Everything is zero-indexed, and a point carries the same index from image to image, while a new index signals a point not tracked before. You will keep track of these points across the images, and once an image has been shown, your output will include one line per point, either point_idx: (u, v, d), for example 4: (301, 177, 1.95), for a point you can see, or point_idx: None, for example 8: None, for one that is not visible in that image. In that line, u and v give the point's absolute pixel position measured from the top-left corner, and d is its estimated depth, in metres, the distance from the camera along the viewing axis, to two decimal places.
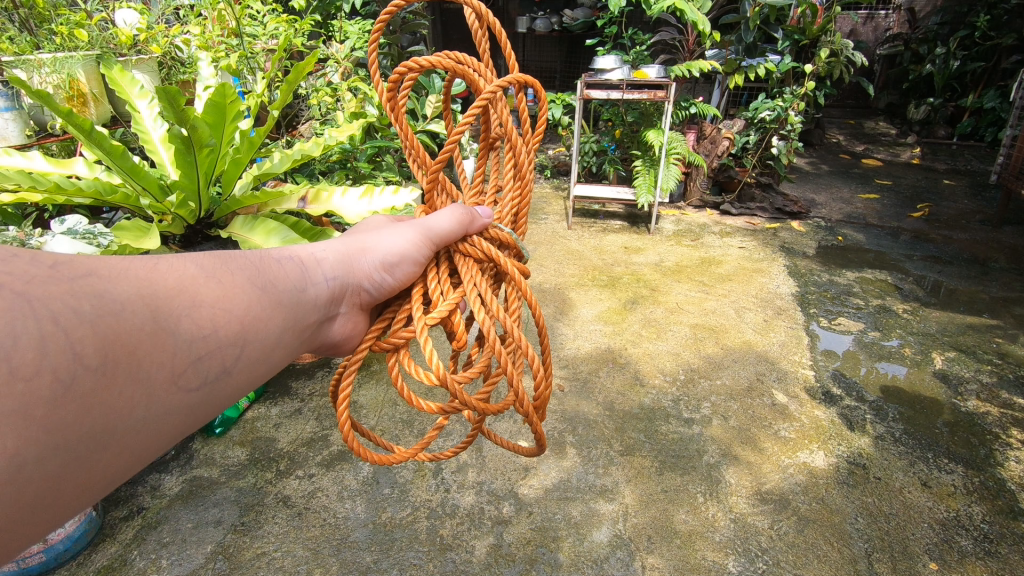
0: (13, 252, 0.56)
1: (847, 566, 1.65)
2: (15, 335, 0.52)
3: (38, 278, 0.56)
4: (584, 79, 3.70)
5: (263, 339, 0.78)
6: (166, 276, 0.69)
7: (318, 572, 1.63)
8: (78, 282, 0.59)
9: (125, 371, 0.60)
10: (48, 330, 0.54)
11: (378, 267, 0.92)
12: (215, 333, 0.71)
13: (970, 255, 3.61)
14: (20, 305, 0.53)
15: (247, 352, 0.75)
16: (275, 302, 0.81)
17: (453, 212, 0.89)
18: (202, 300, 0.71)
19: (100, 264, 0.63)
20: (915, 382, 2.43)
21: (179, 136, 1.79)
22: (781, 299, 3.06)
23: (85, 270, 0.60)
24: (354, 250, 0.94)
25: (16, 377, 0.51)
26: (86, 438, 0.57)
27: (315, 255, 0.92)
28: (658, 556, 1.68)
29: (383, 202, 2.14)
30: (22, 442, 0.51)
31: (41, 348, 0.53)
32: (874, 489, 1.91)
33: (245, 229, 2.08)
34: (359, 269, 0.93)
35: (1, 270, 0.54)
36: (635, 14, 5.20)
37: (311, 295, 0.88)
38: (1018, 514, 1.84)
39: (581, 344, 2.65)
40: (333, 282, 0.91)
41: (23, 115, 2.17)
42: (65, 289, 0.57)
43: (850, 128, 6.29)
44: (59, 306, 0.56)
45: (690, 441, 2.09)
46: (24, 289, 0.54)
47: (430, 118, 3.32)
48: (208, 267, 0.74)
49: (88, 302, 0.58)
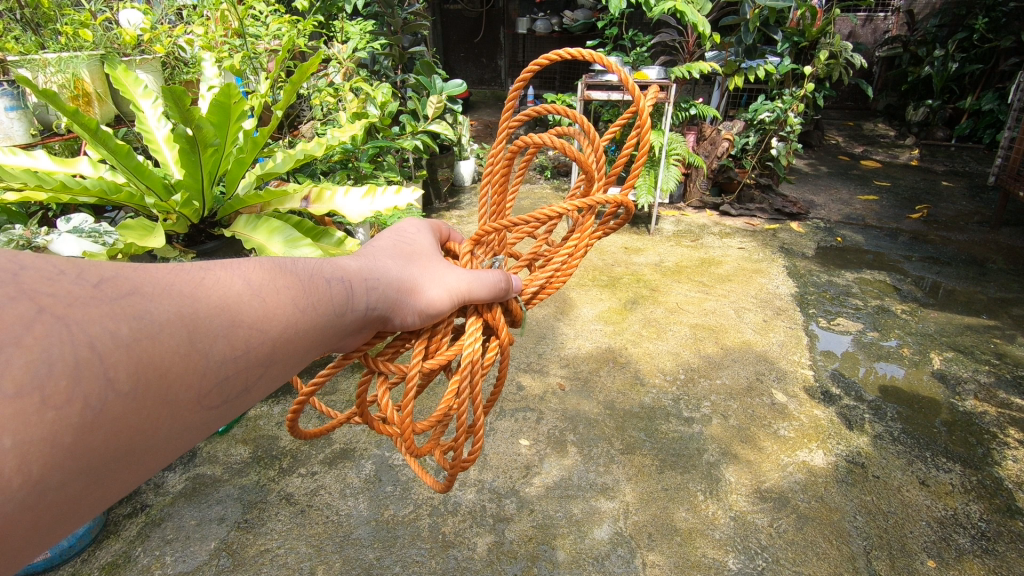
0: (59, 268, 0.53)
1: (846, 563, 1.67)
2: (50, 361, 0.49)
3: (80, 299, 0.53)
4: (585, 80, 3.72)
5: (293, 362, 0.71)
6: (212, 292, 0.64)
7: (321, 569, 1.64)
8: (120, 302, 0.55)
9: (154, 396, 0.56)
10: (83, 355, 0.51)
11: (417, 315, 0.84)
12: (247, 355, 0.65)
13: (968, 256, 3.63)
14: (59, 329, 0.50)
15: (273, 371, 0.69)
16: (312, 326, 0.73)
17: (496, 280, 0.88)
18: (240, 320, 0.65)
19: (144, 279, 0.59)
20: (913, 382, 2.45)
21: (184, 136, 1.81)
22: (781, 299, 3.08)
23: (127, 288, 0.57)
24: (406, 284, 0.84)
25: (46, 405, 0.47)
26: (107, 460, 0.53)
27: (366, 277, 0.81)
28: (658, 553, 1.70)
29: (386, 202, 2.15)
30: (47, 469, 0.47)
31: (75, 375, 0.50)
32: (873, 487, 1.92)
33: (249, 228, 2.09)
34: (400, 307, 0.83)
35: (44, 289, 0.51)
36: (636, 15, 5.22)
37: (345, 323, 0.77)
38: (1016, 512, 1.85)
39: (581, 344, 2.66)
40: (372, 314, 0.80)
41: (28, 114, 2.18)
42: (105, 310, 0.54)
43: (850, 129, 6.31)
44: (97, 330, 0.52)
45: (690, 440, 2.10)
46: (65, 312, 0.51)
47: (431, 119, 3.34)
48: (258, 281, 0.69)
49: (125, 324, 0.55)
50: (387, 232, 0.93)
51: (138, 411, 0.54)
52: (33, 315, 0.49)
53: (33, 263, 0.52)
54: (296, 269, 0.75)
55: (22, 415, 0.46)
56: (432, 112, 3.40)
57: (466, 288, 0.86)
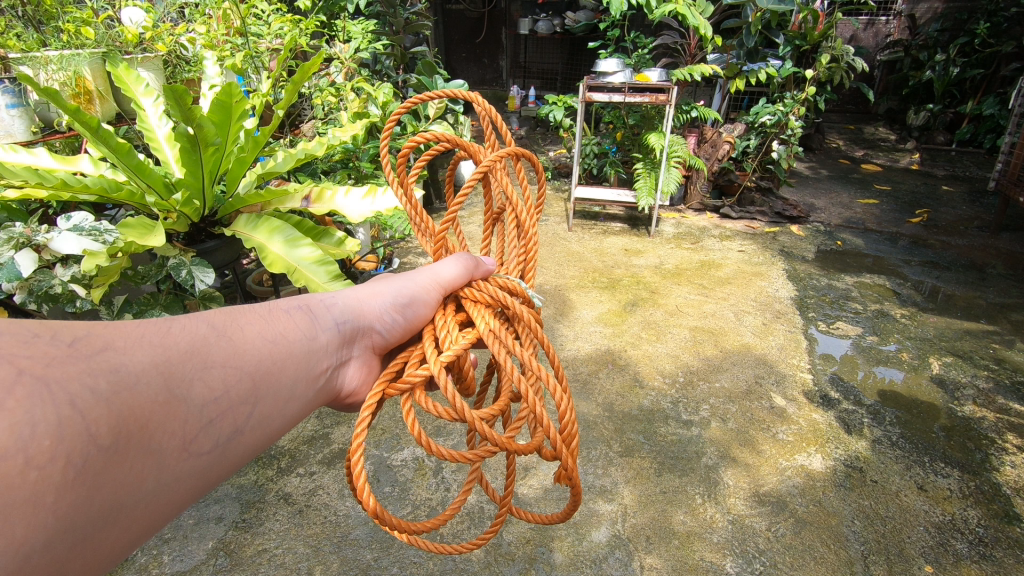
0: (32, 331, 0.54)
1: (844, 568, 1.67)
2: (34, 421, 0.48)
3: (56, 359, 0.53)
4: (586, 82, 3.72)
5: (274, 394, 0.75)
6: (180, 339, 0.67)
7: (318, 569, 1.64)
8: (95, 358, 0.56)
9: (137, 446, 0.57)
10: (66, 414, 0.51)
11: (389, 308, 0.94)
12: (227, 394, 0.68)
13: (968, 260, 3.63)
14: (39, 390, 0.50)
15: (256, 410, 0.72)
16: (287, 352, 0.79)
17: (460, 259, 0.92)
18: (212, 362, 0.68)
19: (114, 334, 0.60)
20: (911, 387, 2.45)
21: (185, 134, 1.80)
22: (780, 303, 3.09)
23: (100, 344, 0.58)
24: (363, 295, 0.95)
25: (29, 465, 0.47)
26: (95, 516, 0.53)
27: (326, 301, 0.92)
28: (656, 557, 1.70)
29: (386, 202, 2.15)
30: (32, 531, 0.47)
31: (59, 434, 0.50)
32: (871, 491, 1.93)
33: (249, 228, 2.08)
34: (369, 312, 0.94)
35: (20, 353, 0.51)
36: (638, 17, 5.23)
37: (323, 341, 0.87)
38: (1014, 518, 1.85)
39: (581, 345, 2.67)
40: (342, 326, 0.91)
41: (29, 112, 2.18)
42: (83, 367, 0.55)
43: (851, 133, 6.31)
44: (77, 387, 0.53)
45: (688, 443, 2.10)
46: (43, 373, 0.51)
47: (433, 119, 3.36)
48: (219, 324, 0.73)
49: (103, 379, 0.56)
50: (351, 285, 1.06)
51: (122, 465, 0.55)
52: (14, 378, 0.49)
53: (6, 328, 0.52)
54: (252, 306, 0.81)
55: (8, 478, 0.45)
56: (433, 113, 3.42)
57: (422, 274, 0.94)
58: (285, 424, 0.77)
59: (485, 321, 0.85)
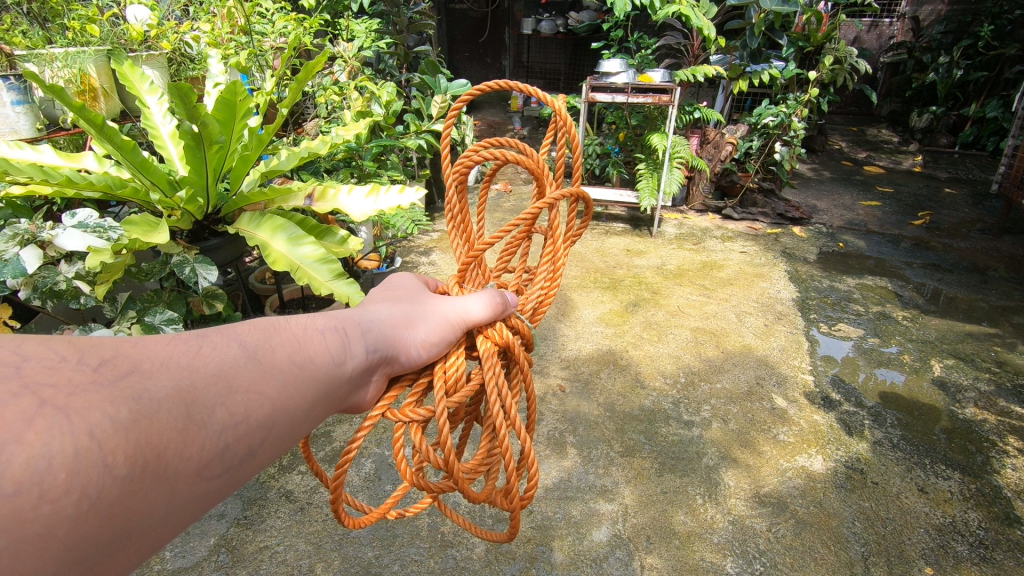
0: (60, 355, 0.53)
1: (844, 568, 1.67)
2: (50, 455, 0.47)
3: (80, 386, 0.52)
4: (590, 82, 3.72)
5: (294, 418, 0.72)
6: (207, 362, 0.65)
7: (320, 566, 1.65)
8: (118, 384, 0.55)
9: (154, 475, 0.54)
10: (83, 445, 0.49)
11: (422, 343, 0.87)
12: (247, 419, 0.65)
13: (970, 263, 3.63)
14: (59, 420, 0.49)
15: (274, 433, 0.69)
16: (312, 376, 0.75)
17: (489, 301, 0.91)
18: (236, 386, 0.66)
19: (139, 356, 0.59)
20: (913, 389, 2.45)
21: (190, 132, 1.81)
22: (782, 304, 3.09)
23: (126, 368, 0.57)
24: (400, 321, 0.88)
25: (42, 500, 0.45)
26: (103, 544, 0.51)
27: (361, 322, 0.85)
28: (657, 556, 1.70)
29: (389, 201, 2.18)
30: (39, 564, 0.45)
31: (74, 467, 0.48)
32: (871, 493, 1.93)
33: (252, 225, 2.09)
34: (401, 342, 0.86)
35: (46, 380, 0.50)
36: (641, 18, 5.23)
37: (348, 370, 0.80)
38: (1014, 521, 1.85)
39: (582, 345, 2.67)
40: (373, 354, 0.83)
41: (35, 109, 2.18)
42: (105, 394, 0.53)
43: (853, 135, 6.31)
44: (97, 416, 0.51)
45: (689, 443, 2.10)
46: (65, 402, 0.50)
47: (436, 119, 3.37)
48: (252, 345, 0.71)
49: (124, 407, 0.54)
50: (379, 288, 0.99)
51: (136, 494, 0.53)
52: (35, 409, 0.48)
53: (37, 352, 0.52)
54: (289, 324, 0.77)
55: (17, 513, 0.44)
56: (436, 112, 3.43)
57: (463, 314, 0.89)
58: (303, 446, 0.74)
59: (492, 368, 0.87)
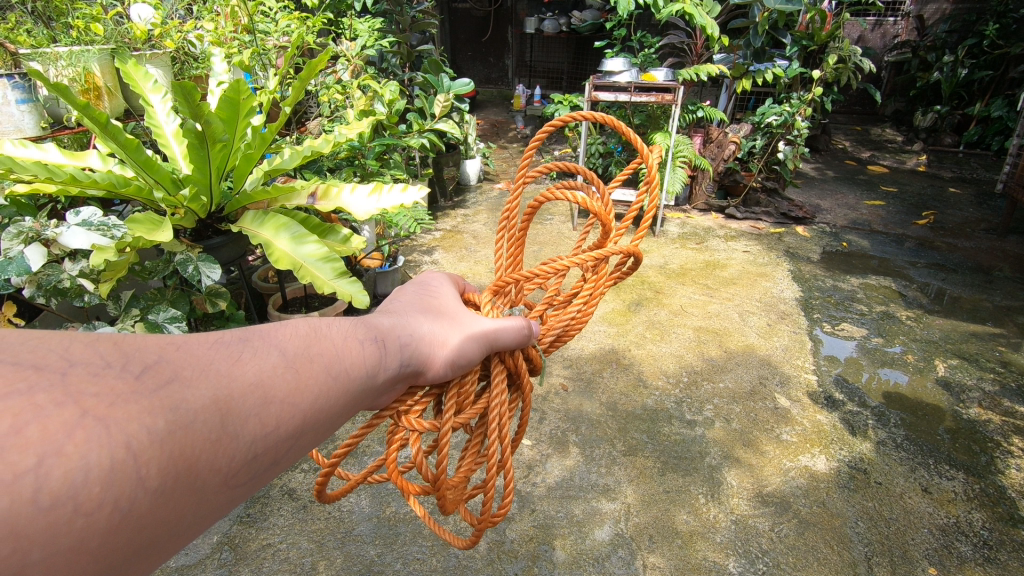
0: (105, 360, 0.50)
1: (847, 569, 1.66)
2: (86, 467, 0.44)
3: (120, 393, 0.49)
4: (593, 81, 3.72)
5: (325, 429, 0.68)
6: (246, 368, 0.62)
7: (322, 564, 1.65)
8: (158, 393, 0.52)
9: (182, 489, 0.51)
10: (119, 458, 0.46)
11: (451, 361, 0.84)
12: (279, 431, 0.62)
13: (974, 263, 3.62)
14: (98, 432, 0.46)
15: (304, 442, 0.65)
16: (347, 387, 0.71)
17: (516, 332, 0.90)
18: (273, 396, 0.62)
19: (179, 360, 0.56)
20: (916, 389, 2.44)
21: (193, 131, 1.82)
22: (785, 304, 3.08)
23: (166, 376, 0.54)
24: (436, 334, 0.85)
25: (75, 513, 0.43)
26: (127, 559, 0.48)
27: (400, 334, 0.81)
28: (659, 556, 1.70)
29: (392, 199, 2.19)
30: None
31: (108, 481, 0.45)
32: (875, 493, 1.92)
33: (256, 224, 2.08)
34: (435, 357, 0.84)
35: (88, 387, 0.48)
36: (644, 17, 5.22)
37: (381, 381, 0.77)
38: (1018, 522, 1.85)
39: (584, 345, 2.67)
40: (407, 367, 0.80)
41: (39, 107, 2.19)
42: (144, 404, 0.50)
43: (857, 134, 6.29)
44: (135, 427, 0.48)
45: (691, 443, 2.10)
46: (105, 412, 0.47)
47: (439, 117, 3.37)
48: (293, 350, 0.67)
49: (161, 418, 0.51)
50: (419, 287, 0.95)
51: (165, 508, 0.50)
52: (76, 419, 0.45)
53: (82, 355, 0.50)
54: (331, 330, 0.73)
55: (48, 528, 0.42)
56: (439, 111, 3.43)
57: (493, 337, 0.88)
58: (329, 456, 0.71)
59: (500, 393, 0.89)
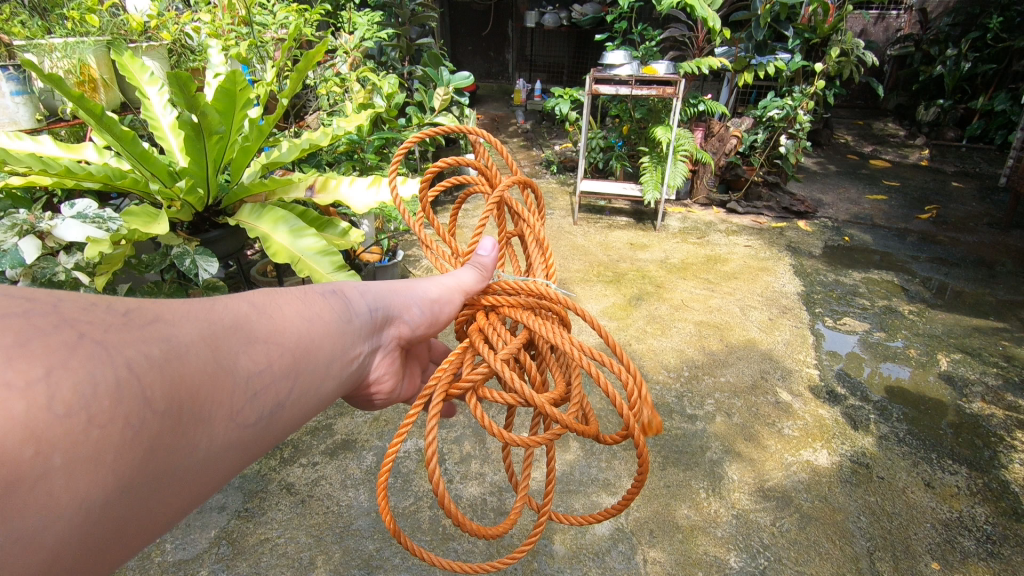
0: (86, 299, 0.51)
1: (850, 564, 1.65)
2: (93, 382, 0.45)
3: (109, 325, 0.50)
4: (594, 74, 3.68)
5: (313, 370, 0.71)
6: (225, 312, 0.63)
7: (321, 558, 1.64)
8: (147, 328, 0.53)
9: (187, 413, 0.53)
10: (123, 376, 0.48)
11: (422, 301, 0.90)
12: (270, 368, 0.65)
13: (977, 257, 3.59)
14: (99, 354, 0.47)
15: (299, 378, 0.69)
16: (324, 332, 0.74)
17: (476, 265, 0.92)
18: (256, 336, 0.65)
19: (162, 304, 0.57)
20: (919, 383, 2.43)
21: (189, 123, 1.80)
22: (787, 298, 3.06)
23: (151, 315, 0.55)
24: (398, 285, 0.91)
25: (89, 425, 0.44)
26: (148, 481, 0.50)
27: (359, 283, 0.87)
28: (660, 550, 1.68)
29: (392, 193, 2.17)
30: (90, 488, 0.45)
31: (117, 396, 0.47)
32: (877, 488, 1.91)
33: (253, 217, 2.07)
34: (401, 301, 0.90)
35: (78, 316, 0.48)
36: (646, 10, 5.18)
37: (356, 325, 0.81)
38: (1022, 516, 1.83)
39: (585, 339, 2.65)
40: (377, 313, 0.86)
41: (34, 99, 2.17)
42: (135, 334, 0.51)
43: (859, 129, 6.26)
44: (131, 352, 0.50)
45: (692, 437, 2.09)
46: (100, 336, 0.48)
47: (438, 111, 3.35)
48: (261, 300, 0.69)
49: (156, 346, 0.52)
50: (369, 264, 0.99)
51: (174, 431, 0.52)
52: (74, 341, 0.46)
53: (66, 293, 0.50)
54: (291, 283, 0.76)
55: (66, 437, 0.42)
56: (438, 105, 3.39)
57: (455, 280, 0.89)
58: (323, 401, 0.74)
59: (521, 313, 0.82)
